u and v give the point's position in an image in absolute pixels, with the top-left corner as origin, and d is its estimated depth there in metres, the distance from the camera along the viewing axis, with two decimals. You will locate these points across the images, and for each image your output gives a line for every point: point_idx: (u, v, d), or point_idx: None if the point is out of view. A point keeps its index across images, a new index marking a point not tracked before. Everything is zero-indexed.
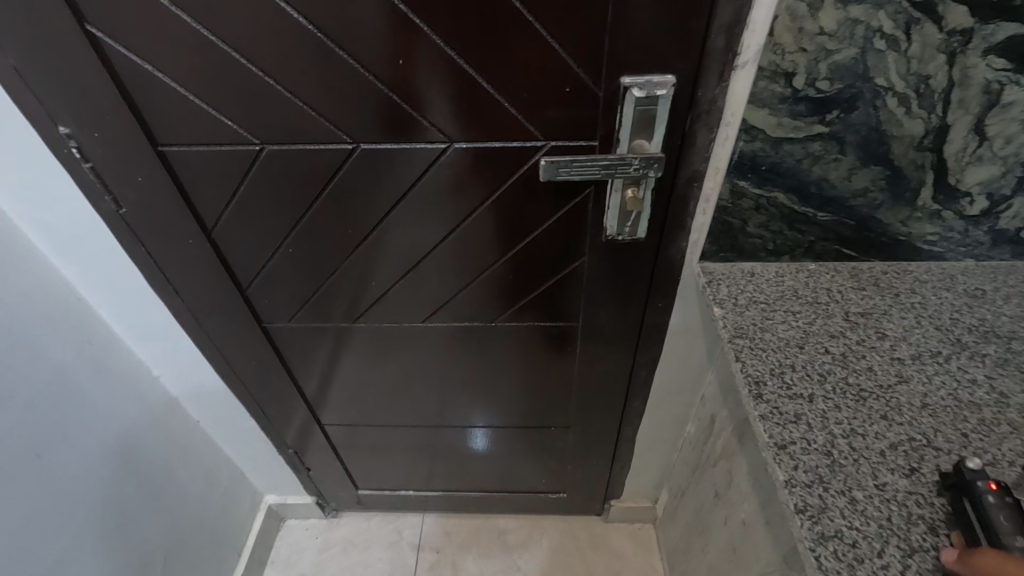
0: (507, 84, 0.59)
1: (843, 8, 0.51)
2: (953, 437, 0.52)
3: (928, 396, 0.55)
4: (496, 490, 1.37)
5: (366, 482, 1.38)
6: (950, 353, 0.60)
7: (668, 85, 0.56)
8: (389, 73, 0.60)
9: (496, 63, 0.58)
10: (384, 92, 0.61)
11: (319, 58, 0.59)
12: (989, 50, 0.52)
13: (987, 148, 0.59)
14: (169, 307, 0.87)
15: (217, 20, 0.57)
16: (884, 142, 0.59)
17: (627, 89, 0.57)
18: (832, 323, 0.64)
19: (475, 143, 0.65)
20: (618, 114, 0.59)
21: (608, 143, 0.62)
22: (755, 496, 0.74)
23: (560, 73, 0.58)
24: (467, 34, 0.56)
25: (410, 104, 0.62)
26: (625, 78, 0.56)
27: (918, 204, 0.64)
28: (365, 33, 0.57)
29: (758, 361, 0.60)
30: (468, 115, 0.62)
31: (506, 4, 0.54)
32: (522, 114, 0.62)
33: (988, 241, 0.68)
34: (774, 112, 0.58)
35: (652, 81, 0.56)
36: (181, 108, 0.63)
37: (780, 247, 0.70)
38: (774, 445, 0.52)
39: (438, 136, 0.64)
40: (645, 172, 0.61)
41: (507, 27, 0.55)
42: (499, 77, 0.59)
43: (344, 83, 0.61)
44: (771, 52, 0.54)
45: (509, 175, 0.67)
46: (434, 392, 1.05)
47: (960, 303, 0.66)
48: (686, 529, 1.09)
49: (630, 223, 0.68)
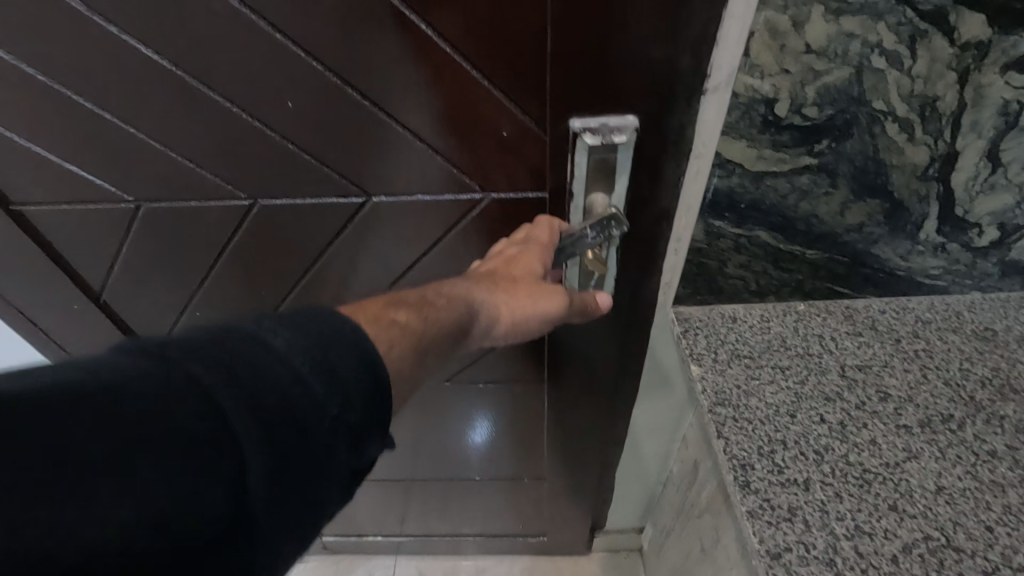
0: (431, 129, 0.51)
1: (835, 21, 0.41)
2: (976, 531, 0.43)
3: (943, 476, 0.47)
4: (473, 534, 1.28)
5: (332, 529, 1.28)
6: (964, 415, 0.51)
7: (628, 129, 0.46)
8: (280, 119, 0.51)
9: (415, 108, 0.49)
10: (279, 140, 0.53)
11: (190, 105, 0.51)
12: (1010, 65, 0.42)
13: (1001, 174, 0.50)
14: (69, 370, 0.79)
15: (56, 71, 0.49)
16: (882, 172, 0.49)
17: (578, 135, 0.47)
18: (827, 380, 0.55)
19: (397, 196, 0.56)
20: (570, 163, 0.50)
21: (560, 195, 0.53)
22: (744, 568, 0.65)
23: (494, 113, 0.49)
24: (367, 72, 0.47)
25: (314, 154, 0.53)
26: (573, 120, 0.47)
27: (920, 237, 0.55)
28: (251, 73, 0.48)
29: (744, 438, 0.51)
30: (384, 165, 0.54)
31: (413, 34, 0.45)
32: (450, 161, 0.53)
33: (997, 273, 0.60)
34: (753, 143, 0.48)
35: (608, 126, 0.46)
36: (44, 169, 0.57)
37: (764, 287, 0.61)
38: (766, 554, 0.44)
39: (353, 189, 0.56)
40: (605, 235, 0.51)
41: (417, 62, 0.46)
42: (420, 123, 0.50)
43: (229, 131, 0.52)
44: (747, 75, 0.44)
45: (445, 231, 0.59)
46: (419, 449, 1.01)
47: (968, 348, 0.57)
48: (672, 570, 1.02)
49: (593, 286, 0.59)
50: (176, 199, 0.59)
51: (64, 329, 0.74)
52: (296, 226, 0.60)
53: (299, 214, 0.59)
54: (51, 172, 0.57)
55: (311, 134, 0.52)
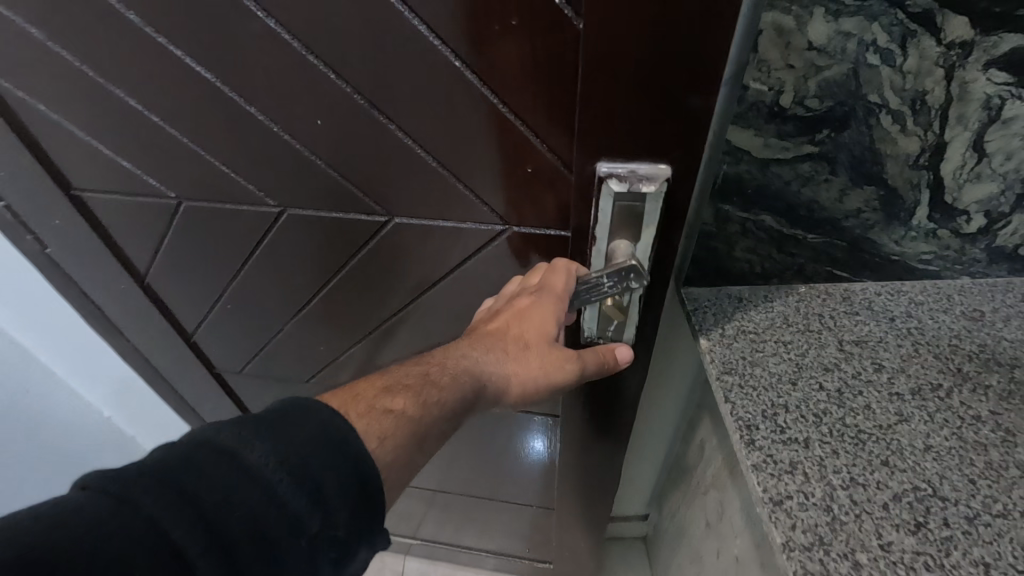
0: (458, 162, 0.55)
1: (833, 21, 0.46)
2: (960, 483, 0.48)
3: (931, 437, 0.51)
4: (485, 551, 1.30)
5: None
6: (952, 385, 0.56)
7: (656, 179, 0.48)
8: (317, 141, 0.57)
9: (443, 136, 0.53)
10: (312, 160, 0.58)
11: (235, 117, 0.57)
12: (991, 63, 0.47)
13: (985, 164, 0.55)
14: (113, 346, 0.85)
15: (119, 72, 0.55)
16: (877, 161, 0.54)
17: (605, 178, 0.49)
18: (826, 353, 0.60)
19: (421, 221, 0.62)
20: (594, 204, 0.52)
21: (583, 234, 0.55)
22: (748, 534, 0.70)
23: (519, 151, 0.53)
24: (402, 103, 0.52)
25: (346, 175, 0.59)
26: (599, 164, 0.49)
27: (913, 223, 0.60)
28: (291, 94, 0.53)
29: (749, 402, 0.55)
30: (410, 191, 0.59)
31: (447, 70, 0.48)
32: (473, 192, 0.57)
33: (986, 258, 0.64)
34: (759, 132, 0.53)
35: (637, 174, 0.48)
36: (105, 164, 0.65)
37: (768, 270, 0.66)
38: (769, 501, 0.48)
39: (379, 211, 0.62)
40: (626, 286, 0.54)
41: (449, 97, 0.50)
42: (451, 152, 0.54)
43: (271, 145, 0.58)
44: (755, 69, 0.49)
45: (466, 256, 0.64)
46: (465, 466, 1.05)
47: (958, 326, 0.62)
48: (676, 551, 1.06)
49: (612, 327, 0.63)
50: (212, 202, 0.66)
51: (114, 306, 0.80)
52: (338, 234, 0.66)
53: (330, 222, 0.65)
54: (108, 167, 0.65)
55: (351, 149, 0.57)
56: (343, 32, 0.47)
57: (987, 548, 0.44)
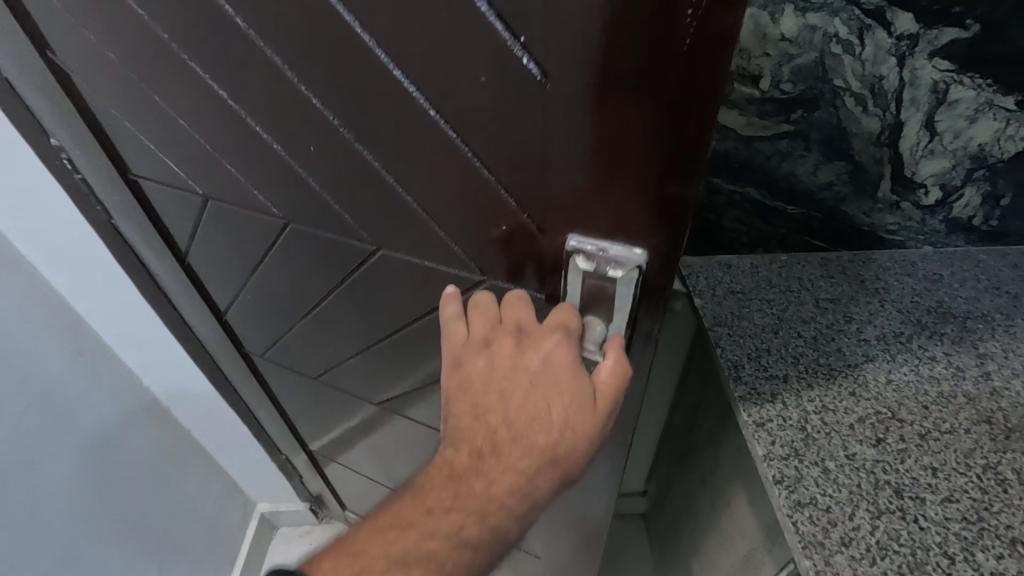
0: (434, 205, 0.49)
1: (801, 16, 0.55)
2: (915, 408, 0.56)
3: (891, 373, 0.60)
4: None
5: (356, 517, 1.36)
6: (912, 333, 0.64)
7: (625, 263, 0.43)
8: (307, 160, 0.53)
9: (417, 181, 0.47)
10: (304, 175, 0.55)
11: (237, 127, 0.54)
12: (934, 53, 0.56)
13: (938, 142, 0.63)
14: (164, 322, 0.87)
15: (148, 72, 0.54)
16: (845, 139, 0.63)
17: (572, 251, 0.44)
18: (803, 308, 0.68)
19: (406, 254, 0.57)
20: (565, 276, 0.47)
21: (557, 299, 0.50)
22: (739, 479, 0.77)
23: (493, 208, 0.45)
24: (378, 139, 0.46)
25: (335, 194, 0.55)
26: (570, 238, 0.43)
27: (878, 195, 0.69)
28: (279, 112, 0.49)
29: (736, 347, 0.63)
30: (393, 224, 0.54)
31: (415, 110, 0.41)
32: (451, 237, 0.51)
33: (944, 229, 0.73)
34: (742, 112, 0.62)
35: (606, 255, 0.43)
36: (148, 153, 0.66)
37: (754, 239, 0.74)
38: (753, 423, 0.56)
39: (368, 240, 0.59)
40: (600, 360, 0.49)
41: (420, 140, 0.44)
42: (429, 198, 0.48)
43: (265, 156, 0.55)
44: (737, 56, 0.58)
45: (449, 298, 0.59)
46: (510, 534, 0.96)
47: (920, 287, 0.70)
48: (673, 518, 1.13)
49: None
50: (232, 202, 0.66)
51: (167, 281, 0.82)
52: (337, 250, 0.63)
53: (328, 238, 0.62)
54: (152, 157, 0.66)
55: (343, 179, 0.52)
56: (321, 59, 0.42)
57: (935, 456, 0.52)
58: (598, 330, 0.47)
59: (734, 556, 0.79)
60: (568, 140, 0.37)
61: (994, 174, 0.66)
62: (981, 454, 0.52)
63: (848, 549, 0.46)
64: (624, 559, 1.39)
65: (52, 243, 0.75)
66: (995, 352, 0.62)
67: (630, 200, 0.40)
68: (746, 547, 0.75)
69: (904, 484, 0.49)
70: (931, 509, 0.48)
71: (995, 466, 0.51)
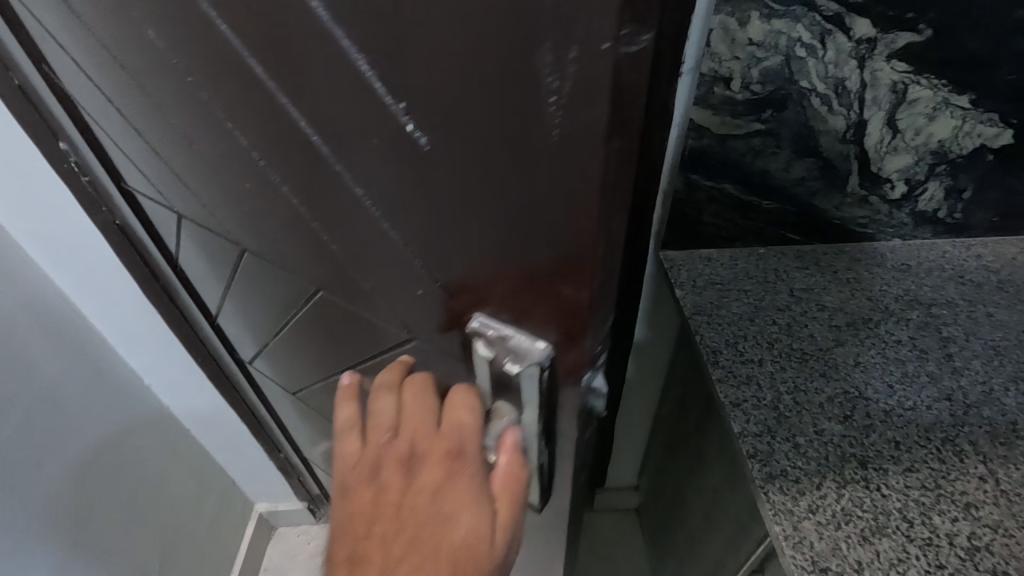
0: (354, 262, 0.45)
1: (767, 22, 0.59)
2: (881, 388, 0.60)
3: (860, 355, 0.63)
4: None
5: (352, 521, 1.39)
6: (880, 318, 0.68)
7: (529, 356, 0.40)
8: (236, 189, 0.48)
9: (335, 230, 0.42)
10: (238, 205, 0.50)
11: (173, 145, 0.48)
12: (892, 55, 0.60)
13: (900, 139, 0.67)
14: (165, 322, 0.90)
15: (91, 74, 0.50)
16: (814, 136, 0.67)
17: (477, 329, 0.41)
18: (779, 298, 0.72)
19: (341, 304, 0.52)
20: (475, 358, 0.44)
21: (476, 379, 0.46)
22: (722, 464, 0.80)
23: (409, 269, 0.40)
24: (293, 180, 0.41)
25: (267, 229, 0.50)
26: (474, 317, 0.41)
27: (848, 189, 0.72)
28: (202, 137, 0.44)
29: (715, 334, 0.67)
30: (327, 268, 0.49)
31: (317, 156, 0.37)
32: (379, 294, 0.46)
33: (912, 221, 0.76)
34: (717, 112, 0.65)
35: (509, 340, 0.40)
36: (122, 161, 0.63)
37: (732, 234, 0.78)
38: (729, 403, 0.59)
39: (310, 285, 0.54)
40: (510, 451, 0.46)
41: (328, 187, 0.39)
42: (350, 248, 0.43)
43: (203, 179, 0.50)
44: (709, 60, 0.62)
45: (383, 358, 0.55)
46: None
47: (889, 276, 0.74)
48: (664, 508, 1.17)
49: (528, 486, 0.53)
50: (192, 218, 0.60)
51: (167, 281, 0.85)
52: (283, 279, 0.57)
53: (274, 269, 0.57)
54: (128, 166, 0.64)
55: (270, 219, 0.48)
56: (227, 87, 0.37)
57: (899, 430, 0.55)
58: (503, 419, 0.45)
59: (719, 538, 0.83)
60: (461, 206, 0.33)
61: (955, 169, 0.70)
62: (940, 428, 0.55)
63: (815, 515, 0.49)
64: (617, 551, 1.42)
65: (58, 242, 0.78)
66: (957, 336, 0.65)
67: (537, 283, 0.35)
68: (730, 529, 0.78)
69: (869, 456, 0.53)
70: (893, 478, 0.51)
71: (953, 438, 0.54)
